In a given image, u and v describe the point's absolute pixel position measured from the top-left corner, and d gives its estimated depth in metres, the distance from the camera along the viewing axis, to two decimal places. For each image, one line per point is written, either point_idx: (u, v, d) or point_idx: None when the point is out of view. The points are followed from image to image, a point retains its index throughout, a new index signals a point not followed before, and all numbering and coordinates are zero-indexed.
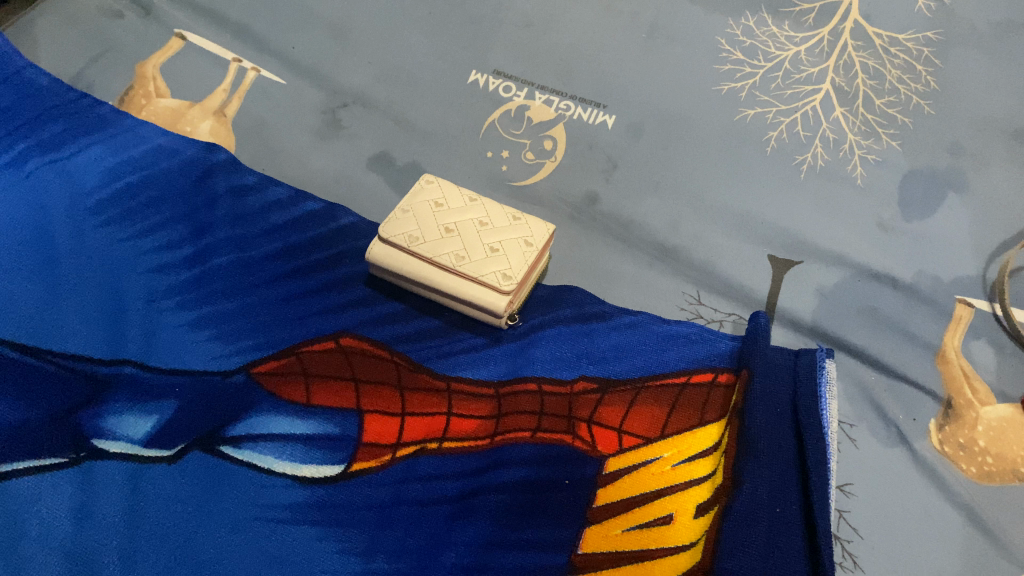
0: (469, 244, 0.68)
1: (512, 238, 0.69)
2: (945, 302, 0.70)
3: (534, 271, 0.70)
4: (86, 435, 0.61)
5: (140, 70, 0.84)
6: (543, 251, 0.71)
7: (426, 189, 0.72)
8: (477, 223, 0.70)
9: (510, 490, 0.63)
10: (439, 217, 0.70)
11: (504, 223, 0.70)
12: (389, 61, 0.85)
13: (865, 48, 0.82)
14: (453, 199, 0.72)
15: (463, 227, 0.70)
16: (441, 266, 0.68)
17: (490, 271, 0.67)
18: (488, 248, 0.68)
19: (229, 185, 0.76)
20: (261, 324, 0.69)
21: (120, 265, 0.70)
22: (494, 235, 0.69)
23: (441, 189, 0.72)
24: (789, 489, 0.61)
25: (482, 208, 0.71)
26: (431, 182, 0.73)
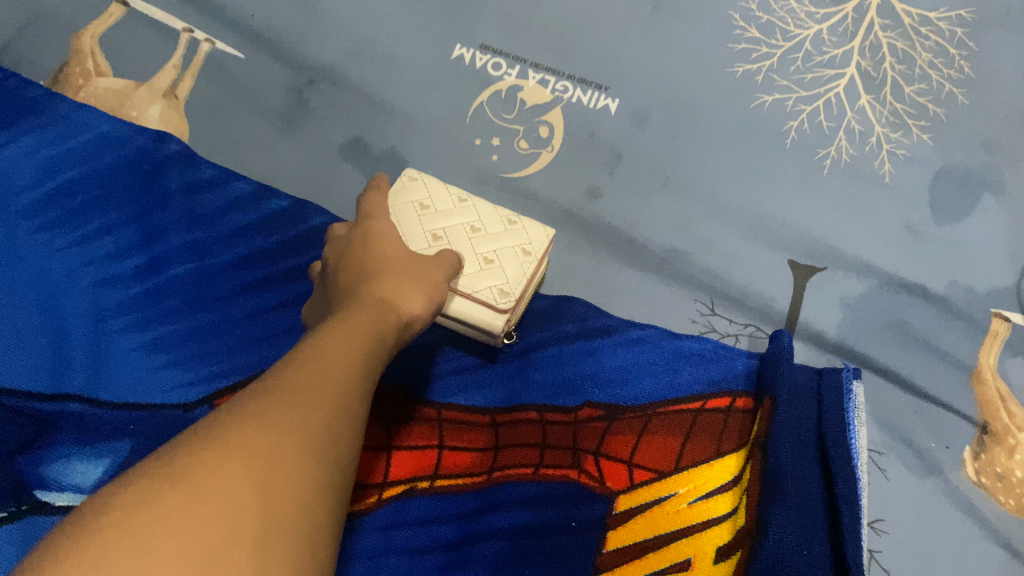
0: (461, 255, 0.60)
1: (508, 247, 0.62)
2: (980, 317, 0.65)
3: (533, 283, 0.62)
4: (26, 486, 0.53)
5: (77, 43, 0.73)
6: (542, 260, 0.63)
7: (409, 187, 0.64)
8: (468, 230, 0.62)
9: (509, 535, 0.57)
10: (425, 222, 0.62)
11: (498, 229, 0.63)
12: (361, 32, 0.75)
13: (894, 28, 0.73)
14: (438, 198, 0.63)
15: (453, 233, 0.62)
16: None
17: (485, 286, 0.59)
18: (481, 259, 0.61)
19: (183, 181, 0.67)
20: (225, 348, 0.61)
21: (61, 278, 0.61)
22: (486, 243, 0.62)
23: (424, 186, 0.64)
24: (815, 529, 0.54)
25: (471, 210, 0.63)
26: (414, 178, 0.64)
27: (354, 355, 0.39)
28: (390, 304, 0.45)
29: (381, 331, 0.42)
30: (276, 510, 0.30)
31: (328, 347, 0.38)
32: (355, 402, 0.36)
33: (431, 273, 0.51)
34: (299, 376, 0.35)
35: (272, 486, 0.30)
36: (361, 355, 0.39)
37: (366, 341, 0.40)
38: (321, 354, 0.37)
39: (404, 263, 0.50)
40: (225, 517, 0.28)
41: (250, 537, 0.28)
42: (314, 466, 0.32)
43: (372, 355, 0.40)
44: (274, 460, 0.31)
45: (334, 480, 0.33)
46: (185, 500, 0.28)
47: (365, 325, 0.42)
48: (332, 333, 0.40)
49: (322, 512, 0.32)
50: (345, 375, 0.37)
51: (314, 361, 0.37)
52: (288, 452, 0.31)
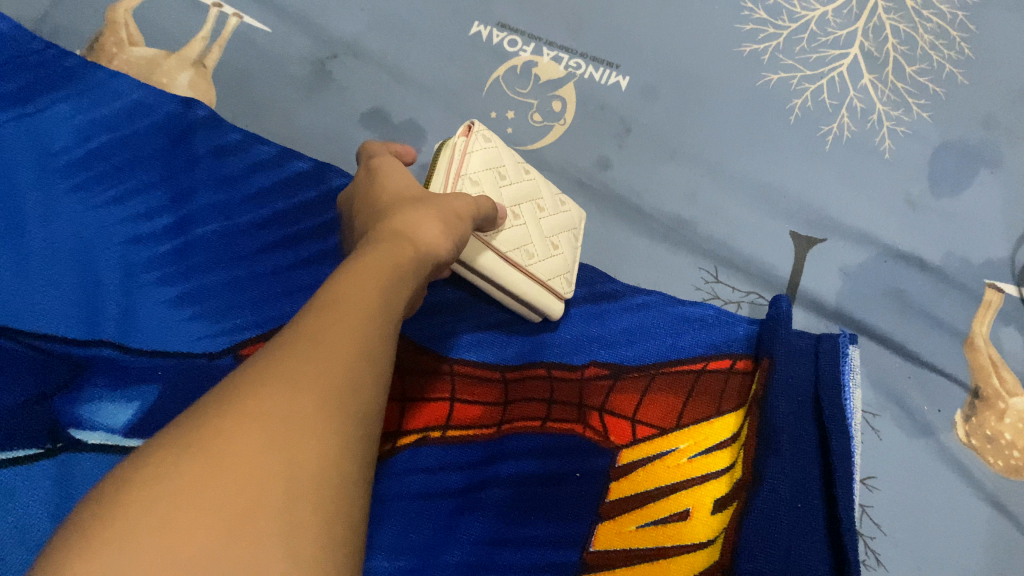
0: (535, 237, 0.61)
1: (565, 230, 0.64)
2: (974, 286, 0.67)
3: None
4: (61, 424, 0.57)
5: (110, 14, 0.76)
6: None
7: (485, 149, 0.60)
8: (537, 208, 0.62)
9: (517, 482, 0.60)
10: (504, 196, 0.60)
11: (555, 208, 0.64)
12: (383, 7, 0.78)
13: (897, 10, 0.75)
14: (511, 166, 0.61)
15: (525, 211, 0.61)
16: (508, 258, 0.59)
17: (555, 275, 0.62)
18: (549, 244, 0.62)
19: (210, 145, 0.70)
20: (249, 302, 0.64)
21: (94, 233, 0.64)
22: (553, 225, 0.63)
23: (498, 149, 0.61)
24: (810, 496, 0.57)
25: (533, 184, 0.63)
26: (489, 140, 0.60)
27: (365, 307, 0.38)
28: (399, 259, 0.44)
29: (389, 283, 0.41)
30: (302, 469, 0.29)
31: (336, 302, 0.37)
32: (372, 351, 0.36)
33: (441, 212, 0.51)
34: (308, 336, 0.34)
35: (291, 450, 0.29)
36: (374, 301, 0.39)
37: (375, 293, 0.39)
38: (330, 309, 0.36)
39: (412, 213, 0.49)
40: (249, 482, 0.28)
41: (276, 500, 0.28)
42: (336, 420, 0.31)
43: (385, 300, 0.40)
44: (294, 419, 0.30)
45: (358, 431, 0.32)
46: (204, 475, 0.27)
47: (372, 278, 0.41)
48: (342, 287, 0.39)
49: (350, 466, 0.31)
50: (359, 323, 0.36)
51: (326, 311, 0.36)
52: (308, 410, 0.31)
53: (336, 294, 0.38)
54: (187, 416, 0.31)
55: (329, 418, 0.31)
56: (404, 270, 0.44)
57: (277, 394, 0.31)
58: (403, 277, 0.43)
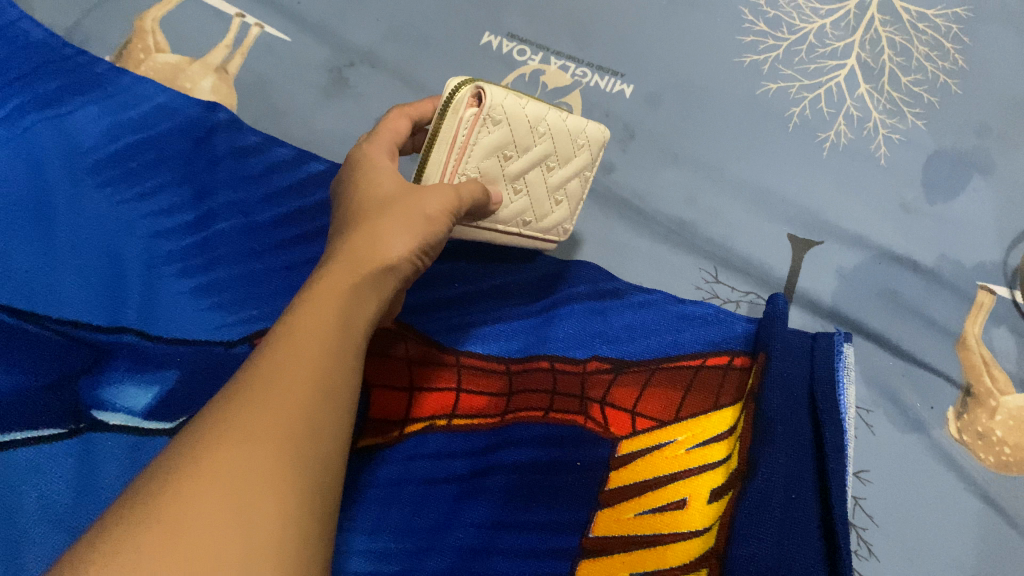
0: (536, 200, 0.60)
1: (574, 172, 0.62)
2: (967, 288, 0.69)
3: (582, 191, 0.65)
4: (84, 405, 0.60)
5: (139, 22, 0.80)
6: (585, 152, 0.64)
7: (493, 128, 0.54)
8: (544, 168, 0.59)
9: (518, 470, 0.62)
10: (508, 174, 0.57)
11: (568, 154, 0.60)
12: (398, 18, 0.81)
13: (893, 23, 0.78)
14: (523, 136, 0.56)
15: (531, 178, 0.59)
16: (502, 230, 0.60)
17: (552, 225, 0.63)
18: (552, 198, 0.61)
19: (231, 145, 0.73)
20: (265, 294, 0.67)
21: (119, 227, 0.67)
22: (559, 180, 0.61)
23: (508, 124, 0.54)
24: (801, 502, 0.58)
25: (546, 139, 0.58)
26: (498, 116, 0.53)
27: (320, 344, 0.40)
28: (362, 282, 0.46)
29: (346, 311, 0.43)
30: (259, 523, 0.31)
31: (291, 342, 0.39)
32: (327, 394, 0.38)
33: (407, 212, 0.51)
34: (264, 383, 0.36)
35: (250, 505, 0.31)
36: (329, 339, 0.41)
37: (329, 326, 0.41)
38: (283, 351, 0.39)
39: (375, 224, 0.50)
40: (209, 541, 0.29)
41: (237, 554, 0.30)
42: (292, 470, 0.33)
43: (341, 335, 0.42)
44: (250, 474, 0.32)
45: (315, 475, 0.34)
46: (165, 536, 0.29)
47: (328, 309, 0.42)
48: (296, 322, 0.41)
49: (309, 511, 0.33)
50: (311, 365, 0.38)
51: (280, 357, 0.38)
52: (265, 464, 0.33)
53: (291, 335, 0.40)
54: (149, 475, 0.33)
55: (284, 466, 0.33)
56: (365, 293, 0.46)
57: (233, 449, 0.33)
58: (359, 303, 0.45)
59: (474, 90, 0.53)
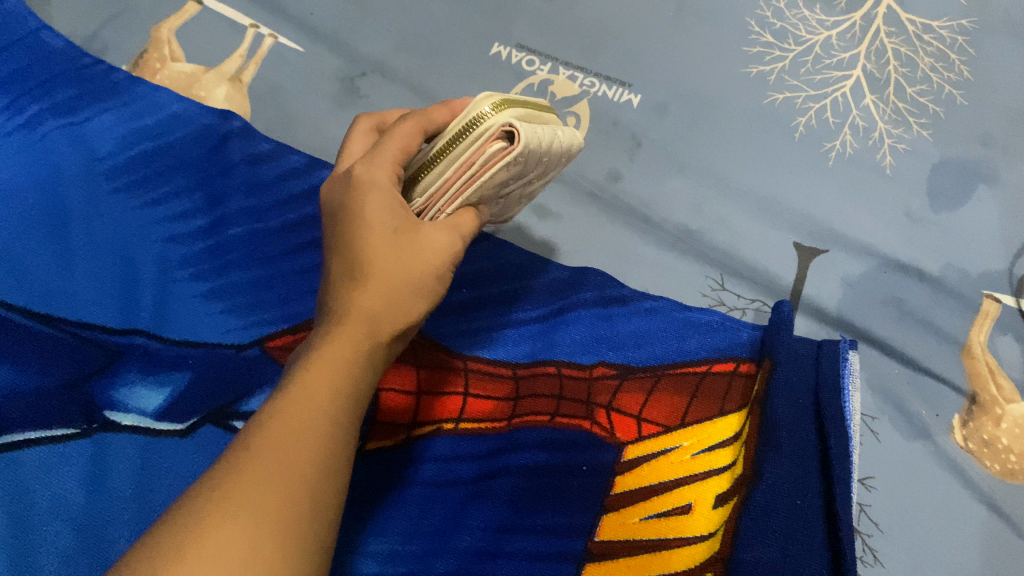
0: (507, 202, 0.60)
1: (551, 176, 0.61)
2: (972, 296, 0.69)
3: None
4: (97, 405, 0.61)
5: (155, 32, 0.81)
6: None
7: (514, 169, 0.49)
8: (532, 182, 0.57)
9: (525, 473, 0.63)
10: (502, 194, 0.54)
11: (556, 167, 0.58)
12: (410, 29, 0.82)
13: (898, 34, 0.79)
14: (536, 169, 0.52)
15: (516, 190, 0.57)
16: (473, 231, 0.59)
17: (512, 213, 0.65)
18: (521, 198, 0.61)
19: (243, 153, 0.74)
20: (275, 298, 0.67)
21: (133, 232, 0.69)
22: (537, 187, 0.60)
23: (524, 165, 0.49)
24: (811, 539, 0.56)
25: (548, 164, 0.53)
26: (524, 161, 0.49)
27: (326, 418, 0.38)
28: (372, 341, 0.44)
29: (354, 376, 0.41)
30: None
31: (297, 415, 0.37)
32: (330, 469, 0.37)
33: (423, 265, 0.48)
34: (270, 463, 0.35)
35: None
36: (336, 404, 0.39)
37: (335, 396, 0.39)
38: (289, 426, 0.37)
39: (390, 269, 0.46)
40: None
41: None
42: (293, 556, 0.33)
43: (347, 398, 0.40)
44: (251, 562, 0.31)
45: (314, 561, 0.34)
46: None
47: (336, 373, 0.41)
48: (303, 390, 0.39)
49: None
50: (316, 436, 0.37)
51: (284, 425, 0.37)
52: (267, 550, 0.32)
53: (298, 399, 0.38)
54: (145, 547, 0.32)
55: (286, 553, 0.32)
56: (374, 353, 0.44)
57: (234, 531, 0.32)
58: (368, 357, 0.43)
59: (504, 126, 0.46)
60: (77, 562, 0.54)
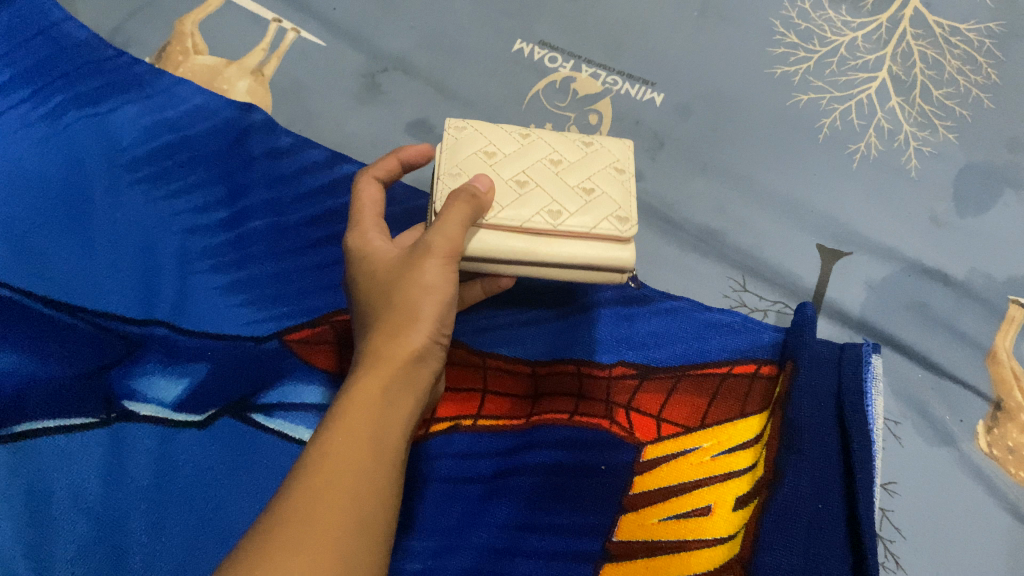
0: (557, 191, 0.56)
1: (598, 170, 0.58)
2: (998, 302, 0.68)
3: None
4: (116, 396, 0.61)
5: (179, 26, 0.81)
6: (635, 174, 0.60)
7: (463, 137, 0.58)
8: (549, 164, 0.58)
9: (543, 471, 0.62)
10: (501, 168, 0.57)
11: (574, 152, 0.59)
12: (433, 25, 0.82)
13: (926, 36, 0.79)
14: (505, 142, 0.58)
15: (538, 173, 0.57)
16: (534, 231, 0.54)
17: (601, 220, 0.55)
18: (580, 190, 0.56)
19: (265, 147, 0.74)
20: (295, 292, 0.67)
21: (154, 223, 0.69)
22: (578, 174, 0.57)
23: (479, 134, 0.59)
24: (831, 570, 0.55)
25: (536, 140, 0.59)
26: (467, 130, 0.59)
27: (349, 470, 0.38)
28: (394, 379, 0.44)
29: (378, 426, 0.41)
30: None
31: (331, 480, 0.37)
32: (353, 523, 0.36)
33: (426, 291, 0.48)
34: (305, 535, 0.34)
35: None
36: (355, 454, 0.39)
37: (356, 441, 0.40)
38: (323, 494, 0.36)
39: (399, 315, 0.47)
40: None
41: None
42: None
43: (368, 446, 0.40)
44: None
45: None
46: None
47: (363, 431, 0.40)
48: (336, 451, 0.39)
49: None
50: (336, 494, 0.37)
51: (305, 485, 0.37)
52: None
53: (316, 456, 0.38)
54: None
55: None
56: (396, 390, 0.43)
57: None
58: (387, 398, 0.43)
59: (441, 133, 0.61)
60: (92, 552, 0.54)
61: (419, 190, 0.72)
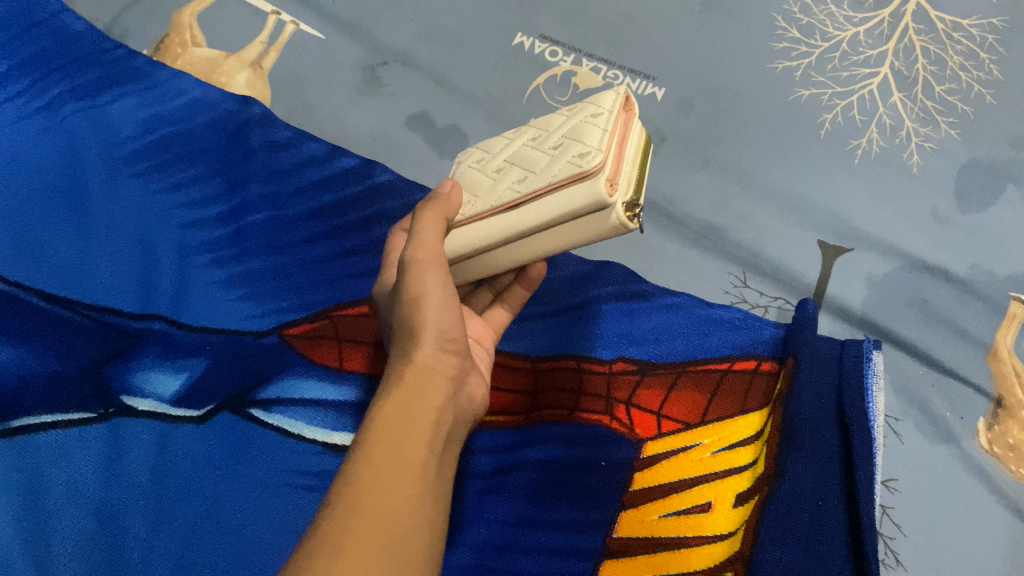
0: (530, 163, 0.49)
1: (575, 122, 0.49)
2: (1000, 299, 0.68)
3: (628, 145, 0.46)
4: (114, 391, 0.60)
5: (177, 18, 0.81)
6: (625, 110, 0.48)
7: (469, 156, 0.58)
8: (534, 142, 0.52)
9: (542, 468, 0.63)
10: (489, 168, 0.54)
11: (560, 118, 0.51)
12: (433, 19, 0.82)
13: (927, 32, 0.79)
14: (503, 143, 0.56)
15: (518, 155, 0.52)
16: (505, 207, 0.49)
17: (562, 166, 0.45)
18: (551, 150, 0.48)
19: (264, 140, 0.73)
20: (295, 287, 0.67)
21: (153, 217, 0.68)
22: (556, 136, 0.49)
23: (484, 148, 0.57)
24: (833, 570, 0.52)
25: (531, 127, 0.54)
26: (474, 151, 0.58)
27: (387, 473, 0.38)
28: (415, 388, 0.44)
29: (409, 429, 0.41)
30: None
31: (366, 492, 0.36)
32: (401, 520, 0.36)
33: (424, 302, 0.48)
34: (336, 555, 0.33)
35: None
36: (390, 457, 0.38)
37: (389, 445, 0.39)
38: (349, 511, 0.35)
39: (405, 342, 0.48)
40: None
41: None
42: None
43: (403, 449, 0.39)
44: None
45: None
46: None
47: (394, 435, 0.40)
48: (368, 465, 0.38)
49: None
50: (381, 496, 0.36)
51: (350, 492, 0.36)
52: None
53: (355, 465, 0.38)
54: None
55: None
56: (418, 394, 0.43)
57: None
58: (414, 404, 0.43)
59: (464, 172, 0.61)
60: (90, 548, 0.54)
61: (419, 184, 0.72)
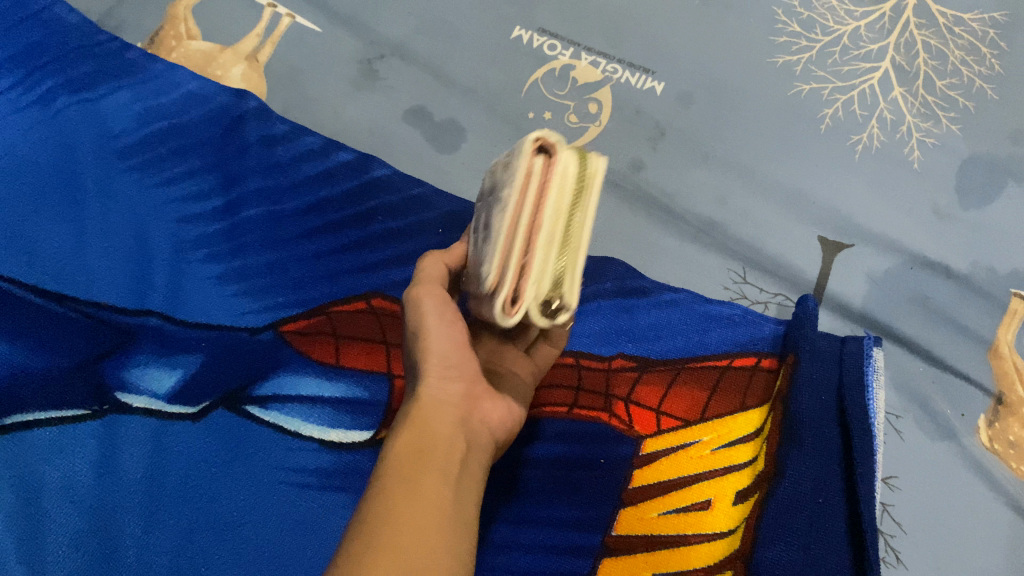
0: (481, 233, 0.45)
1: (503, 185, 0.42)
2: (1001, 296, 0.68)
3: (541, 227, 0.40)
4: (108, 387, 0.60)
5: (171, 10, 0.79)
6: (537, 169, 0.40)
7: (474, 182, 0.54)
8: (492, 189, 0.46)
9: (543, 466, 0.62)
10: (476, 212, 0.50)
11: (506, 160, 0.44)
12: (430, 12, 0.81)
13: (929, 26, 0.78)
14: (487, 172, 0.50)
15: (483, 208, 0.48)
16: (473, 285, 0.47)
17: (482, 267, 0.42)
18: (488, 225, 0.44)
19: (260, 134, 0.72)
20: (291, 282, 0.66)
21: (147, 212, 0.68)
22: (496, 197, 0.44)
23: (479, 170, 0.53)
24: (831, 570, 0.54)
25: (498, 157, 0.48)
26: None
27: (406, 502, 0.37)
28: (427, 418, 0.43)
29: (425, 457, 0.41)
30: None
31: (389, 520, 0.36)
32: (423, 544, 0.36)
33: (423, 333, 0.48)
34: None
35: None
36: (409, 486, 0.38)
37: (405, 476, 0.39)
38: (375, 565, 0.34)
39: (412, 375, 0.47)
40: None
41: None
42: None
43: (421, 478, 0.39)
44: None
45: None
46: None
47: (411, 466, 0.40)
48: (388, 497, 0.38)
49: None
50: (401, 523, 0.36)
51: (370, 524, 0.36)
52: None
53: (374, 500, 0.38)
54: None
55: None
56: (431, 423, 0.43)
57: None
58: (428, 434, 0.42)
59: None
60: (84, 546, 0.54)
61: (416, 179, 0.71)
